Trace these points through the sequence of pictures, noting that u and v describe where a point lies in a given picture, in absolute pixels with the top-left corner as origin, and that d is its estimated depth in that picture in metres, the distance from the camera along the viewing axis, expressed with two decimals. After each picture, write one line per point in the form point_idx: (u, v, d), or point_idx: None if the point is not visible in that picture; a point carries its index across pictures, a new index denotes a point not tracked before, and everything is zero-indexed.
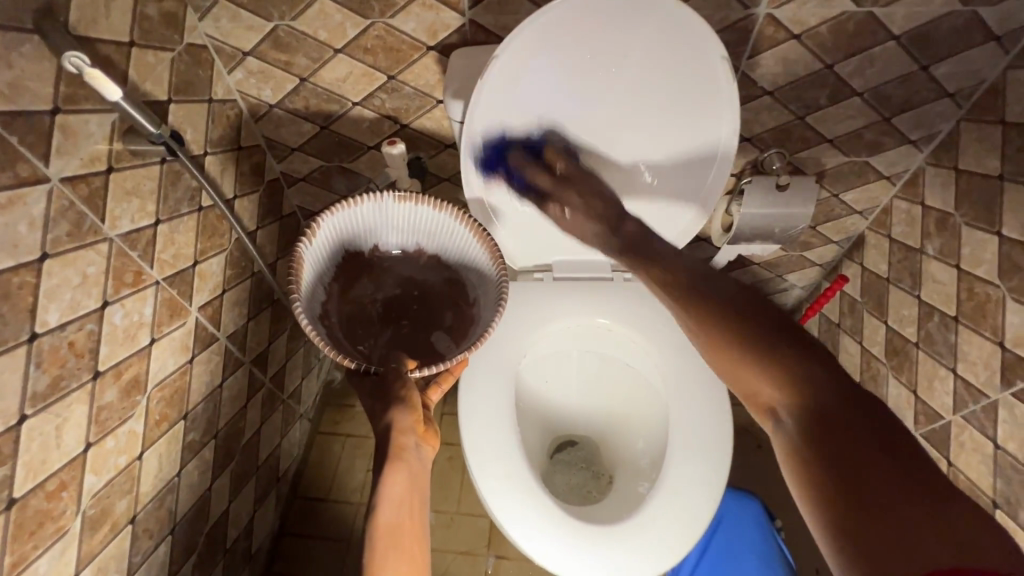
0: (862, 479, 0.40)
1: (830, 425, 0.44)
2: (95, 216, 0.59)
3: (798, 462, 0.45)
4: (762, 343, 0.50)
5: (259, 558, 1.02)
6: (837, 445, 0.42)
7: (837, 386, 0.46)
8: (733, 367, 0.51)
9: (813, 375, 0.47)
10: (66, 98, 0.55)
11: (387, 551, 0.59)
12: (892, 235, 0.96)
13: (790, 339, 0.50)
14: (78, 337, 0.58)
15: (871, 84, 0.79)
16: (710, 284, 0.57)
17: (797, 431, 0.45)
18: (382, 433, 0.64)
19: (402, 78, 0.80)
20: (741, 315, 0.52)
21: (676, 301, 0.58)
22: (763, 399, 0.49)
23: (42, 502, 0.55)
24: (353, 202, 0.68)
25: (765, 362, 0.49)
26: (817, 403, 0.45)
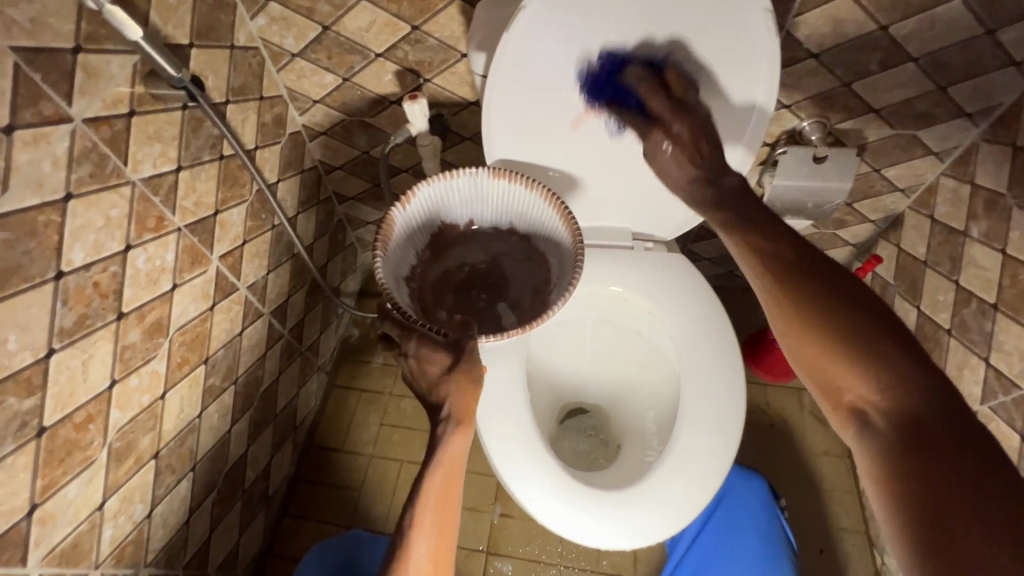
0: (949, 500, 0.36)
1: (926, 436, 0.39)
2: (118, 159, 0.60)
3: (880, 474, 0.41)
4: (860, 335, 0.44)
5: (276, 500, 1.07)
6: (927, 460, 0.38)
7: (938, 392, 0.41)
8: (814, 357, 0.46)
9: (920, 381, 0.42)
10: (88, 37, 0.55)
11: (433, 506, 0.57)
12: (934, 216, 0.91)
13: (888, 330, 0.44)
14: (102, 277, 0.59)
15: (928, 49, 0.73)
16: (816, 265, 0.49)
17: (887, 439, 0.41)
18: (431, 390, 0.61)
19: (426, 28, 0.78)
20: (839, 301, 0.46)
21: (765, 275, 0.50)
22: (846, 396, 0.44)
23: (70, 432, 0.58)
24: (452, 175, 0.70)
25: (858, 357, 0.44)
26: (912, 411, 0.41)
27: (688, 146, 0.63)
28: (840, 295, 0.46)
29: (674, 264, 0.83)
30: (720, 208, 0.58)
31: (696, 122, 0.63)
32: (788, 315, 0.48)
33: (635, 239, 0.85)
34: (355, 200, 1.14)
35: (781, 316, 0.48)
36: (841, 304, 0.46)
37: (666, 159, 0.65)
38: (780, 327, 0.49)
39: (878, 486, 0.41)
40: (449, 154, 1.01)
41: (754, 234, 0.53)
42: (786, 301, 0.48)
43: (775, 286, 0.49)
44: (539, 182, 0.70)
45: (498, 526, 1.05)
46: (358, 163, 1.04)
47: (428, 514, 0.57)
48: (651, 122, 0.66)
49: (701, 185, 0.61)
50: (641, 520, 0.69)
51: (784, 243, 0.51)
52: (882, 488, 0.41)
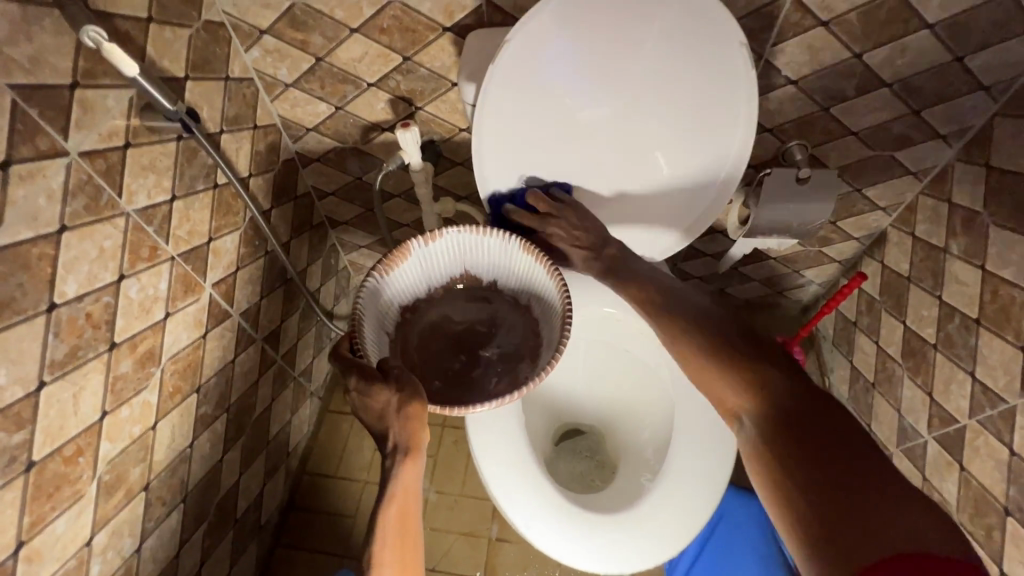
0: (812, 472, 0.44)
1: (786, 424, 0.48)
2: (112, 191, 0.60)
3: (761, 461, 0.49)
4: (733, 355, 0.55)
5: (268, 530, 1.05)
6: (792, 447, 0.47)
7: (795, 391, 0.50)
8: (703, 380, 0.57)
9: (780, 382, 0.51)
10: (85, 72, 0.56)
11: (392, 545, 0.55)
12: (916, 232, 0.93)
13: (750, 347, 0.56)
14: (95, 308, 0.59)
15: (901, 75, 0.76)
16: (698, 313, 0.62)
17: (760, 431, 0.50)
18: (378, 420, 0.57)
19: (418, 59, 0.80)
20: (716, 335, 0.58)
21: (658, 323, 0.63)
22: (730, 404, 0.54)
23: (59, 466, 0.57)
24: (484, 232, 0.71)
25: (730, 372, 0.54)
26: (779, 405, 0.50)
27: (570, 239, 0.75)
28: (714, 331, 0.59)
29: None
30: (618, 279, 0.71)
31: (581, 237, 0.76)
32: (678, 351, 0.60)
33: None
34: (348, 225, 1.14)
35: (672, 345, 0.60)
36: (715, 336, 0.57)
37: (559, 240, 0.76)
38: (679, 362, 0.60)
39: (764, 473, 0.48)
40: (440, 179, 1.02)
41: (633, 279, 0.70)
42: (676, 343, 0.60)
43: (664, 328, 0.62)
44: (548, 259, 0.70)
45: (494, 551, 1.04)
46: (350, 188, 1.04)
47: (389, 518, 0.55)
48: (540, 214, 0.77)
49: (591, 260, 0.75)
50: (634, 547, 0.69)
51: (654, 284, 0.68)
52: (764, 484, 0.48)
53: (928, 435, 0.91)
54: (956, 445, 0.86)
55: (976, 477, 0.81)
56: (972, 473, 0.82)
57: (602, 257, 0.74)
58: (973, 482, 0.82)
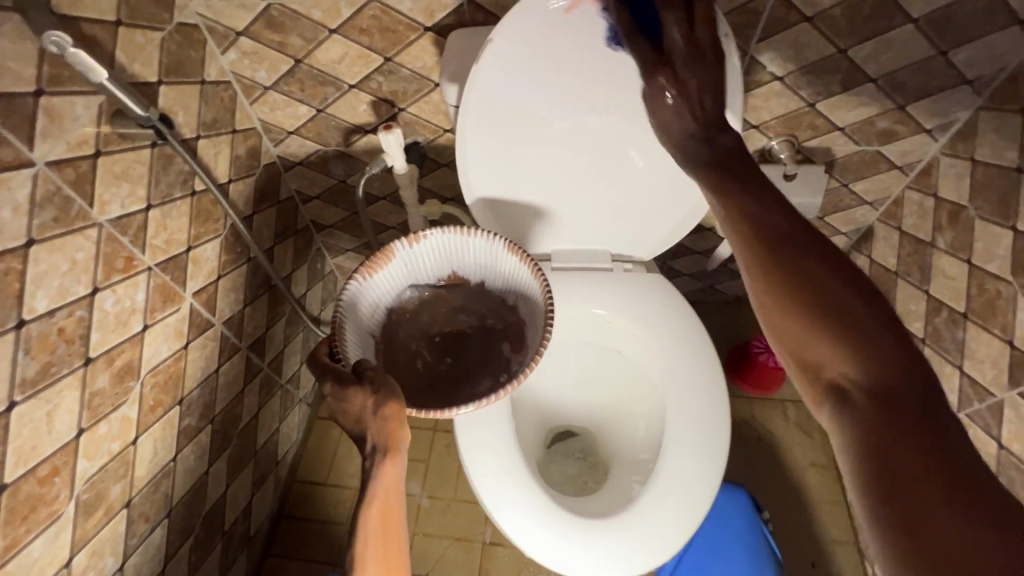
0: (933, 491, 0.32)
1: (908, 421, 0.35)
2: (83, 201, 0.58)
3: (855, 452, 0.36)
4: (836, 309, 0.40)
5: (258, 540, 1.03)
6: (907, 451, 0.34)
7: (924, 382, 0.36)
8: (792, 330, 0.41)
9: (886, 355, 0.37)
10: (51, 79, 0.54)
11: (375, 546, 0.53)
12: (902, 227, 0.93)
13: (867, 300, 0.40)
14: (68, 323, 0.57)
15: (886, 70, 0.75)
16: (807, 243, 0.43)
17: (865, 416, 0.36)
18: (355, 424, 0.54)
19: (399, 60, 0.78)
20: (815, 271, 0.41)
21: (745, 236, 0.44)
22: (823, 371, 0.39)
23: (34, 487, 0.55)
24: (468, 232, 0.70)
25: (835, 330, 0.39)
26: (892, 385, 0.36)
27: (692, 99, 0.53)
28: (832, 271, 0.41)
29: (655, 285, 0.83)
30: (709, 168, 0.49)
31: (704, 77, 0.52)
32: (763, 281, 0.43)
33: (614, 260, 0.86)
34: (334, 228, 1.12)
35: (762, 283, 0.43)
36: (810, 282, 0.41)
37: (666, 112, 0.54)
38: (760, 299, 0.43)
39: (852, 464, 0.36)
40: (426, 180, 1.00)
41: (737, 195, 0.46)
42: (766, 275, 0.43)
43: (755, 255, 0.43)
44: (532, 257, 0.69)
45: (488, 555, 1.03)
46: (334, 191, 1.03)
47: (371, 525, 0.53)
48: (660, 60, 0.55)
49: (695, 143, 0.52)
50: (628, 549, 0.68)
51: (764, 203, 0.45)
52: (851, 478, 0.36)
53: None
54: None
55: None
56: None
57: (718, 149, 0.50)
58: None
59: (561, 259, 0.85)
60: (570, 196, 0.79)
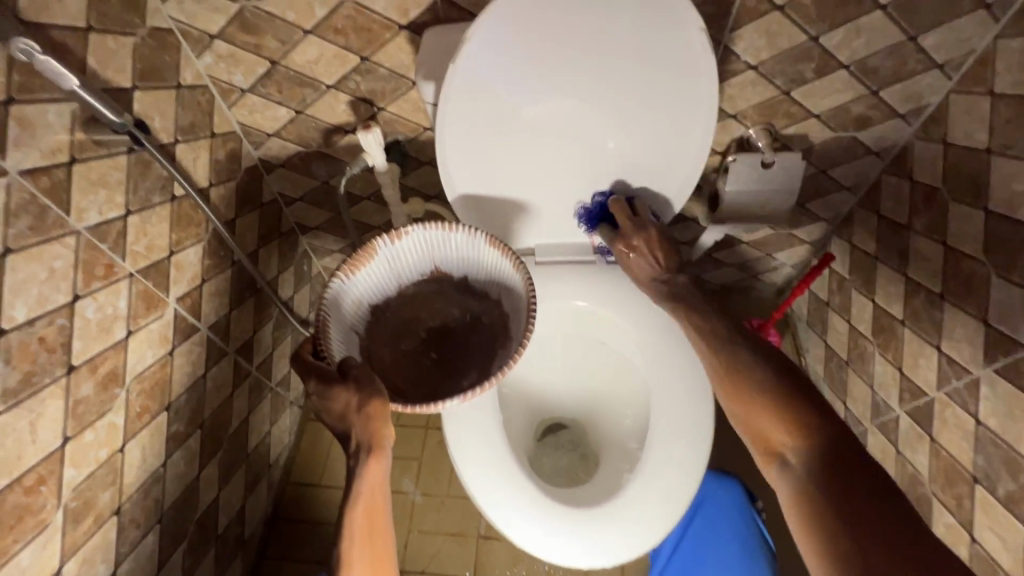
0: (857, 523, 0.44)
1: (843, 477, 0.47)
2: (59, 209, 0.58)
3: (801, 508, 0.48)
4: (781, 396, 0.55)
5: (253, 544, 1.03)
6: (845, 505, 0.46)
7: (847, 444, 0.50)
8: (739, 410, 0.58)
9: (823, 428, 0.51)
10: (20, 87, 0.53)
11: (360, 541, 0.54)
12: (880, 211, 0.95)
13: (803, 390, 0.55)
14: (48, 331, 0.57)
15: (858, 56, 0.77)
16: (748, 341, 0.63)
17: (804, 473, 0.50)
18: (340, 421, 0.55)
19: (376, 59, 0.78)
20: (754, 363, 0.59)
21: (706, 348, 0.65)
22: (775, 443, 0.53)
23: (20, 497, 0.55)
24: (450, 228, 0.71)
25: (773, 404, 0.55)
26: (828, 450, 0.50)
27: (651, 257, 0.77)
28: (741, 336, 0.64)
29: None
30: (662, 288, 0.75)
31: (653, 235, 0.76)
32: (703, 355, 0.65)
33: (597, 253, 0.87)
34: (319, 230, 1.12)
35: (721, 380, 0.61)
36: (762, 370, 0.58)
37: (634, 263, 0.78)
38: (723, 394, 0.60)
39: (796, 510, 0.49)
40: (409, 179, 1.00)
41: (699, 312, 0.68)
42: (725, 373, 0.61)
43: (714, 360, 0.63)
44: (513, 252, 0.70)
45: (483, 549, 1.04)
46: (317, 193, 1.02)
47: (358, 518, 0.55)
48: (617, 235, 0.78)
49: (659, 286, 0.76)
50: (617, 537, 0.69)
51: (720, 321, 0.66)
52: (804, 515, 0.48)
53: (900, 409, 0.93)
54: (927, 417, 0.88)
55: (946, 447, 0.83)
56: (942, 445, 0.84)
57: (671, 283, 0.75)
58: (943, 453, 0.84)
59: (544, 254, 0.86)
60: (546, 185, 0.79)
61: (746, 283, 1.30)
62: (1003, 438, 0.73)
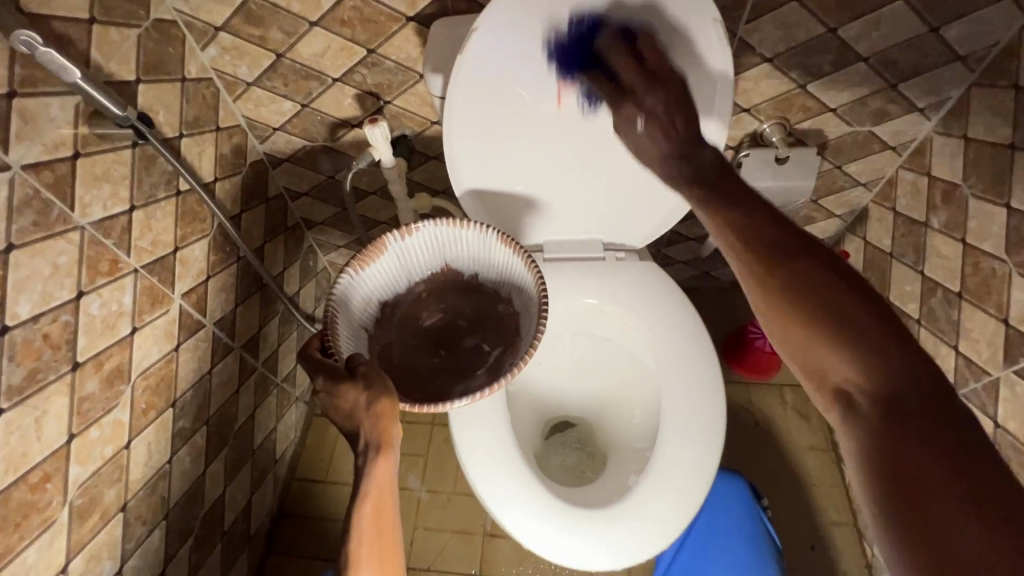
0: (927, 486, 0.36)
1: (909, 422, 0.38)
2: (63, 204, 0.57)
3: (871, 465, 0.39)
4: (851, 326, 0.42)
5: (259, 540, 1.03)
6: (913, 457, 0.37)
7: (925, 385, 0.39)
8: (800, 343, 0.45)
9: (896, 365, 0.40)
10: (23, 80, 0.53)
11: (369, 542, 0.54)
12: (896, 208, 0.93)
13: (875, 312, 0.42)
14: (53, 328, 0.57)
15: (877, 48, 0.74)
16: (813, 252, 0.47)
17: (870, 418, 0.40)
18: (347, 421, 0.54)
19: (383, 51, 0.77)
20: (824, 284, 0.45)
21: (749, 252, 0.48)
22: (831, 378, 0.43)
23: (26, 494, 0.55)
24: (460, 224, 0.69)
25: (835, 340, 0.43)
26: (896, 391, 0.40)
27: (664, 121, 0.59)
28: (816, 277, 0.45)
29: (647, 274, 0.82)
30: (696, 185, 0.55)
31: (669, 97, 0.59)
32: (768, 300, 0.47)
33: (607, 250, 0.85)
34: (324, 225, 1.12)
35: (773, 301, 0.46)
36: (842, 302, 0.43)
37: (635, 139, 0.62)
38: (775, 332, 0.47)
39: (861, 464, 0.40)
40: (415, 174, 0.99)
41: (745, 205, 0.51)
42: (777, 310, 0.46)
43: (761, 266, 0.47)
44: (524, 249, 0.68)
45: (489, 547, 1.03)
46: (323, 188, 1.01)
47: (365, 518, 0.54)
48: (622, 93, 0.62)
49: (674, 161, 0.58)
50: (627, 539, 0.68)
51: (771, 223, 0.49)
52: (863, 465, 0.40)
53: None
54: None
55: None
56: None
57: (693, 158, 0.57)
58: None
59: (553, 250, 0.84)
60: (557, 182, 0.78)
61: None
62: (1022, 441, 0.72)
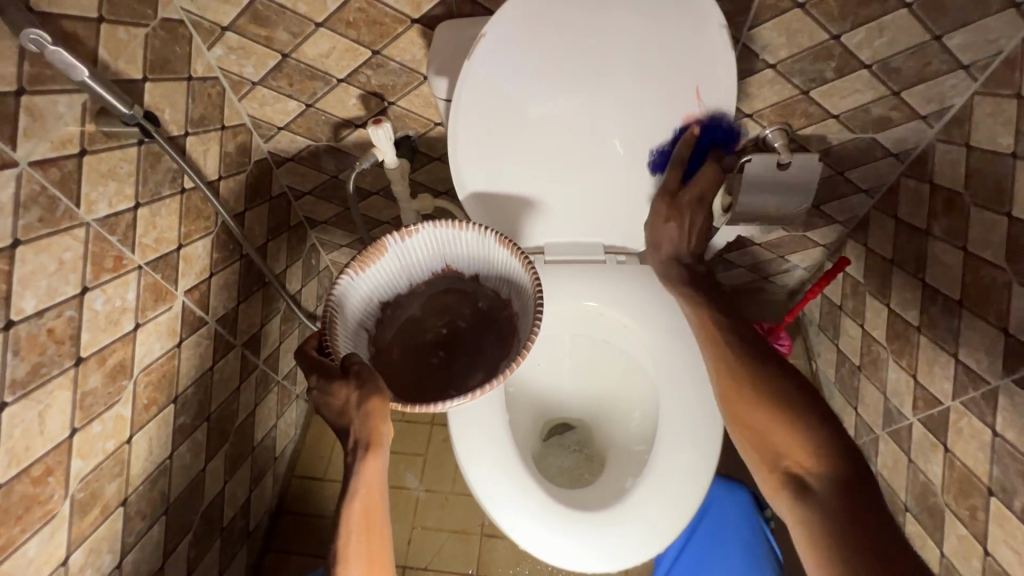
0: (853, 559, 0.46)
1: (845, 505, 0.50)
2: (69, 200, 0.58)
3: (816, 534, 0.50)
4: (796, 412, 0.57)
5: (257, 536, 1.04)
6: (843, 525, 0.49)
7: (863, 480, 0.51)
8: (757, 424, 0.58)
9: (828, 450, 0.54)
10: (32, 77, 0.53)
11: (357, 537, 0.54)
12: (898, 215, 0.93)
13: (818, 411, 0.56)
14: (57, 323, 0.57)
15: (880, 56, 0.75)
16: (767, 359, 0.62)
17: (816, 496, 0.51)
18: (339, 417, 0.54)
19: (387, 53, 0.77)
20: (770, 372, 0.61)
21: (711, 328, 0.67)
22: (787, 461, 0.55)
23: (28, 487, 0.55)
24: (460, 226, 0.70)
25: (790, 427, 0.56)
26: (837, 476, 0.52)
27: (689, 231, 0.75)
28: (759, 363, 0.62)
29: (646, 277, 0.83)
30: (688, 286, 0.72)
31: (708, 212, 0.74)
32: (719, 368, 0.64)
33: (607, 252, 0.85)
34: (327, 224, 1.12)
35: (733, 380, 0.62)
36: (786, 398, 0.58)
37: (668, 232, 0.75)
38: (734, 403, 0.61)
39: (804, 529, 0.51)
40: (418, 175, 1.00)
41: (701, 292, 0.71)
42: (740, 390, 0.61)
43: (721, 350, 0.65)
44: (523, 252, 0.68)
45: (486, 547, 1.04)
46: (326, 187, 1.02)
47: (354, 515, 0.54)
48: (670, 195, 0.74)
49: (678, 267, 0.74)
50: (621, 541, 0.68)
51: (725, 312, 0.68)
52: (806, 528, 0.51)
53: (913, 418, 0.91)
54: (941, 426, 0.86)
55: (961, 458, 0.82)
56: (956, 455, 0.83)
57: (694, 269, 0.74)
58: (958, 463, 0.82)
59: (554, 252, 0.85)
60: (556, 185, 0.78)
61: (757, 285, 1.28)
62: (1021, 450, 0.71)
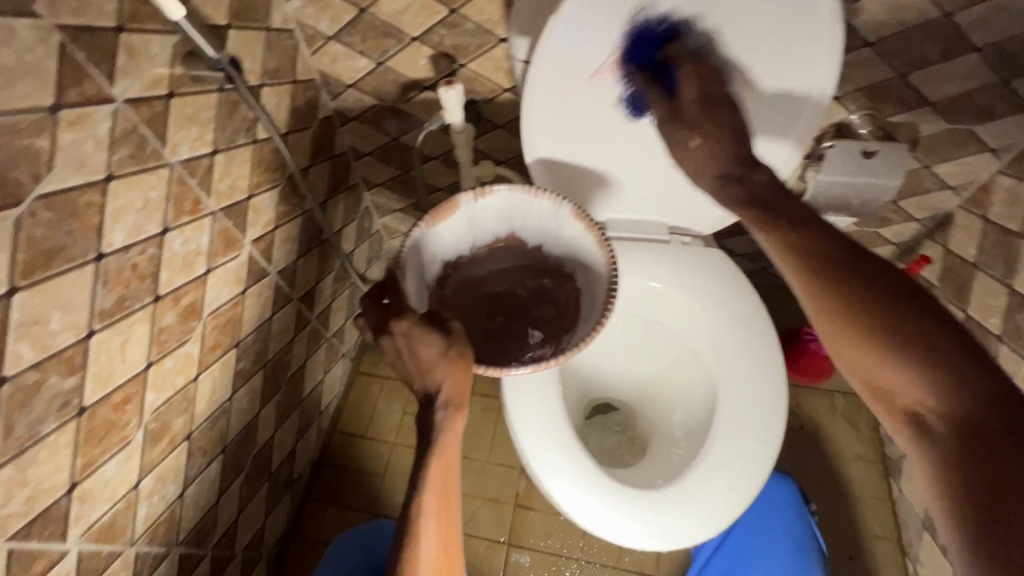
0: (1011, 501, 0.39)
1: (979, 442, 0.42)
2: (156, 141, 0.59)
3: (940, 476, 0.44)
4: (914, 341, 0.46)
5: (300, 484, 1.08)
6: (979, 467, 0.42)
7: (1005, 403, 0.42)
8: (858, 359, 0.50)
9: (960, 380, 0.44)
10: (129, 15, 0.54)
11: (437, 492, 0.54)
12: (988, 215, 0.86)
13: (947, 332, 0.46)
14: (141, 260, 0.59)
15: (993, 39, 0.68)
16: (876, 277, 0.50)
17: (938, 435, 0.44)
18: (416, 372, 0.55)
19: (464, 12, 0.76)
20: (889, 303, 0.48)
21: (812, 273, 0.52)
22: (898, 399, 0.47)
23: (109, 412, 0.58)
24: (535, 193, 0.68)
25: (903, 359, 0.47)
26: (966, 411, 0.43)
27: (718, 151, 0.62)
28: (884, 301, 0.48)
29: (711, 260, 0.80)
30: (751, 209, 0.58)
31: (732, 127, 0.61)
32: (836, 321, 0.50)
33: (671, 233, 0.83)
34: (383, 187, 1.13)
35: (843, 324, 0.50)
36: (898, 315, 0.48)
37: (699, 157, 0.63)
38: (829, 335, 0.51)
39: (932, 476, 0.45)
40: (479, 142, 0.99)
41: (789, 221, 0.55)
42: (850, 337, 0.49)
43: (825, 290, 0.51)
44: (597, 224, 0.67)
45: (519, 517, 1.05)
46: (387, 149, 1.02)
47: (436, 472, 0.54)
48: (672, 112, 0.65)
49: (731, 182, 0.60)
50: (672, 522, 0.68)
51: (838, 246, 0.52)
52: (934, 473, 0.45)
53: None
54: None
55: None
56: None
57: (749, 181, 0.59)
58: None
59: (617, 228, 0.82)
60: (629, 159, 0.76)
61: None
62: None
